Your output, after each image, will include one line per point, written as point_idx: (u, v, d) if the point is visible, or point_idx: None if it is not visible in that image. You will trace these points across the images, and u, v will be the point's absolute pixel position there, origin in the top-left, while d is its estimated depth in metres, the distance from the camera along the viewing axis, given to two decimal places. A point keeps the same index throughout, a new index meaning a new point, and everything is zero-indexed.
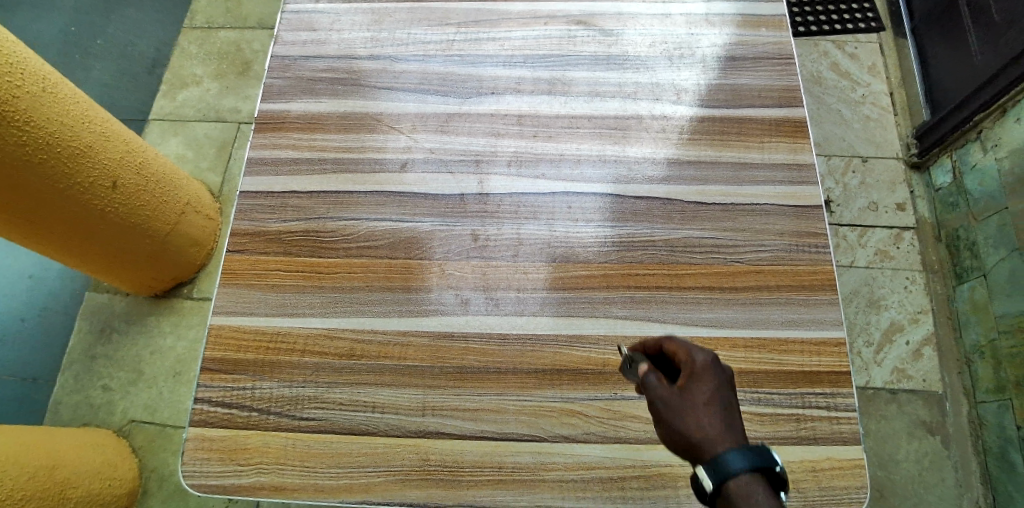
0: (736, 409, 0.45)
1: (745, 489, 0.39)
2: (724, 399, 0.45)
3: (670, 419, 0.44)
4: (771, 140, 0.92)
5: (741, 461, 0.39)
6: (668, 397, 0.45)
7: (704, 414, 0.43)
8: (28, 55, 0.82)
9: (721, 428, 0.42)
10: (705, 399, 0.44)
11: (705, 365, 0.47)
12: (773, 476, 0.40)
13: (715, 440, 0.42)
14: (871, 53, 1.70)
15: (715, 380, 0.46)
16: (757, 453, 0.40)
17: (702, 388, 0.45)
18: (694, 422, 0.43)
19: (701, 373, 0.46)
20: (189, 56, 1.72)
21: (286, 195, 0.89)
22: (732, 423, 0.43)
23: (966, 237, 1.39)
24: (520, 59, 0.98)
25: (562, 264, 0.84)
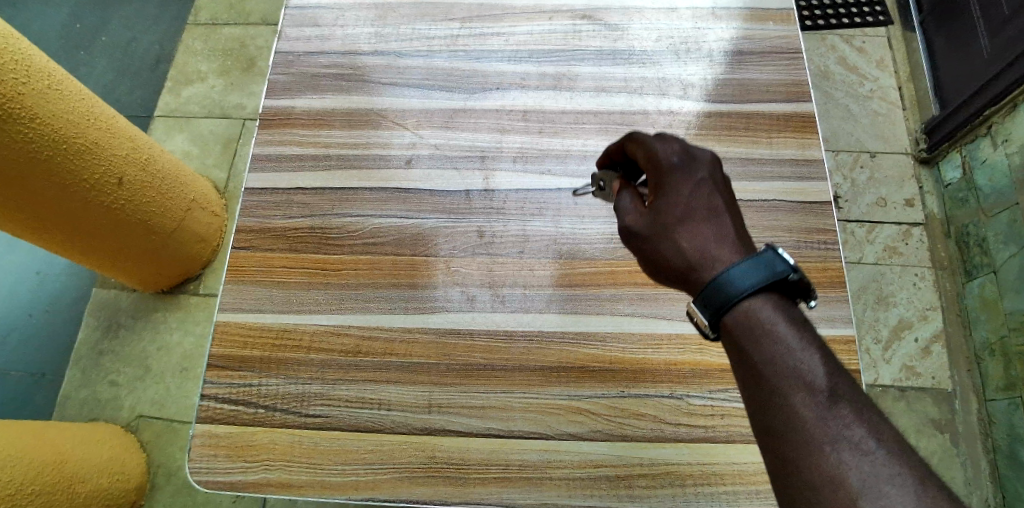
0: (718, 214, 0.54)
1: (751, 307, 0.48)
2: (701, 207, 0.54)
3: (651, 241, 0.55)
4: (779, 136, 0.91)
5: (745, 281, 0.47)
6: (644, 223, 0.56)
7: (682, 228, 0.54)
8: (33, 52, 0.82)
9: (698, 237, 0.53)
10: (680, 213, 0.54)
11: (676, 180, 0.56)
12: (780, 282, 0.48)
13: (692, 252, 0.52)
14: (880, 47, 1.68)
15: (687, 193, 0.55)
16: (760, 267, 0.48)
17: (675, 196, 0.55)
18: (672, 240, 0.54)
19: (673, 189, 0.56)
20: (193, 53, 1.72)
21: (291, 192, 0.89)
22: (710, 226, 0.53)
23: (975, 233, 1.38)
24: (525, 54, 0.97)
25: (569, 261, 0.84)
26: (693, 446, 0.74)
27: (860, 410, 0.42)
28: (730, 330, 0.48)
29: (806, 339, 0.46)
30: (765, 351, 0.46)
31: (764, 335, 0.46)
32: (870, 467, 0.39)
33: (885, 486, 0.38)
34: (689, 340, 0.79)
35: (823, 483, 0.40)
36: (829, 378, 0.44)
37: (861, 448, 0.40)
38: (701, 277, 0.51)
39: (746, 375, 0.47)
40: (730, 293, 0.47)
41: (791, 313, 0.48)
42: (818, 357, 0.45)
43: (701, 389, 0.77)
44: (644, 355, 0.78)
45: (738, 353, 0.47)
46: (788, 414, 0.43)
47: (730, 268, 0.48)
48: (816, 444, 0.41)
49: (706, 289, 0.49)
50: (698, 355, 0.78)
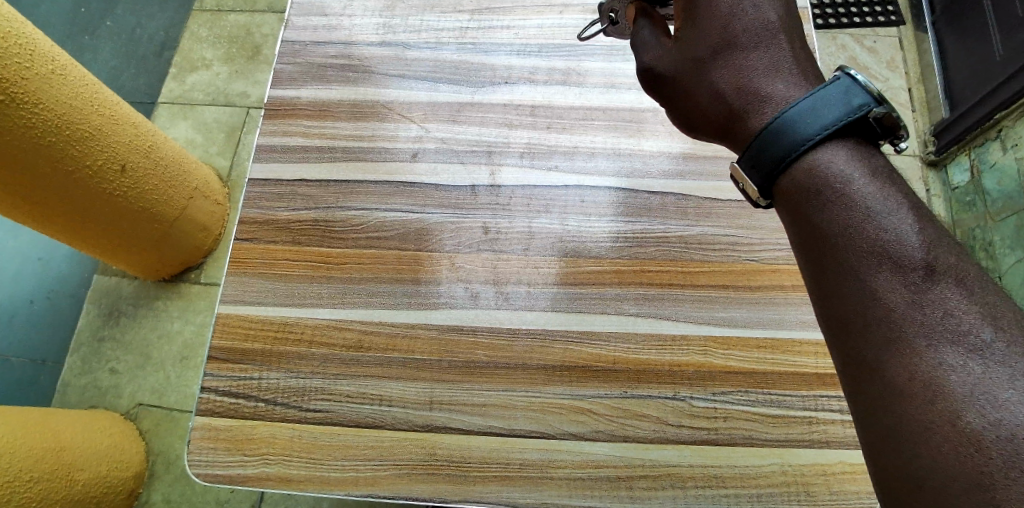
0: (757, 35, 0.54)
1: (822, 161, 0.46)
2: (740, 30, 0.55)
3: (683, 79, 0.58)
4: None
5: (811, 124, 0.46)
6: (674, 61, 0.58)
7: (718, 61, 0.55)
8: (38, 36, 0.81)
9: (737, 70, 0.54)
10: (715, 41, 0.55)
11: (708, 5, 0.56)
12: (857, 120, 0.46)
13: (731, 90, 0.54)
14: (890, 47, 1.66)
15: (720, 19, 0.55)
16: (832, 106, 0.46)
17: (706, 21, 0.56)
18: (707, 77, 0.56)
19: (706, 14, 0.56)
20: (199, 39, 1.71)
21: (295, 184, 0.88)
22: (750, 54, 0.54)
23: (982, 237, 1.36)
24: (534, 48, 0.96)
25: (573, 260, 0.83)
26: (696, 448, 0.74)
27: (964, 289, 0.40)
28: (797, 191, 0.47)
29: (894, 206, 0.44)
30: (845, 229, 0.44)
31: (843, 207, 0.44)
32: (979, 365, 0.37)
33: (1000, 386, 0.35)
34: (694, 341, 0.78)
35: (919, 380, 0.38)
36: (925, 253, 0.41)
37: (968, 343, 0.37)
38: (740, 115, 0.53)
39: (824, 249, 0.45)
40: (792, 139, 0.46)
41: (873, 174, 0.45)
42: (914, 231, 0.42)
43: (704, 391, 0.76)
44: (648, 356, 0.78)
45: (813, 225, 0.46)
46: (871, 294, 0.41)
47: (793, 108, 0.46)
48: (908, 337, 0.39)
49: (763, 135, 0.47)
50: (703, 357, 0.77)
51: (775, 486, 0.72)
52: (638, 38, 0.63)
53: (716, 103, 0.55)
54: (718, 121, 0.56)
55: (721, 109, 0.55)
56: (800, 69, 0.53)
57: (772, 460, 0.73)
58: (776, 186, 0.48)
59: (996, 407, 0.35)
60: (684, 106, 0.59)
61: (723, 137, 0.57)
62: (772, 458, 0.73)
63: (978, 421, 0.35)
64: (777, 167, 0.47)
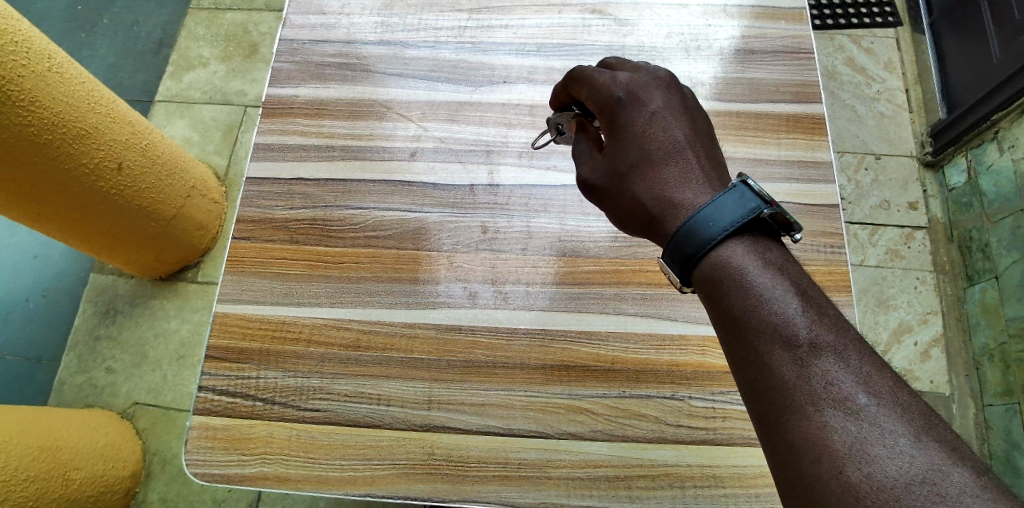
0: (669, 151, 0.55)
1: (723, 255, 0.48)
2: (655, 145, 0.56)
3: (610, 192, 0.58)
4: (787, 136, 0.90)
5: (712, 230, 0.48)
6: (602, 174, 0.59)
7: (636, 175, 0.56)
8: (34, 34, 0.80)
9: (654, 181, 0.55)
10: (634, 157, 0.57)
11: (626, 126, 0.58)
12: (751, 221, 0.48)
13: (650, 199, 0.55)
14: (888, 48, 1.66)
15: (637, 136, 0.57)
16: (728, 210, 0.48)
17: (624, 138, 0.58)
18: (629, 188, 0.56)
19: (623, 133, 0.58)
20: (195, 37, 1.70)
21: (293, 182, 0.88)
22: (666, 166, 0.55)
23: (978, 238, 1.37)
24: (533, 48, 0.96)
25: (572, 259, 0.83)
26: (694, 448, 0.74)
27: (844, 358, 0.42)
28: (705, 278, 0.48)
29: (784, 284, 0.46)
30: (744, 307, 0.46)
31: (739, 286, 0.46)
32: (856, 426, 0.38)
33: (873, 444, 0.37)
34: (693, 341, 0.78)
35: (806, 443, 0.39)
36: (811, 328, 0.43)
37: (845, 406, 0.39)
38: (662, 226, 0.54)
39: (725, 324, 0.47)
40: (697, 242, 0.48)
41: (767, 258, 0.48)
42: (801, 307, 0.45)
43: (703, 391, 0.76)
44: (647, 356, 0.78)
45: (716, 303, 0.47)
46: (764, 368, 0.43)
47: (695, 215, 0.49)
48: (796, 404, 0.41)
49: (673, 238, 0.49)
50: (701, 356, 0.77)
51: (774, 485, 0.72)
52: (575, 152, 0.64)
53: (640, 214, 0.55)
54: (645, 231, 0.56)
55: (644, 220, 0.55)
56: (710, 178, 0.54)
57: None
58: (691, 279, 0.50)
59: (869, 462, 0.36)
60: (616, 219, 0.59)
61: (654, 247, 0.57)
62: None
63: (857, 477, 0.36)
64: (688, 265, 0.49)
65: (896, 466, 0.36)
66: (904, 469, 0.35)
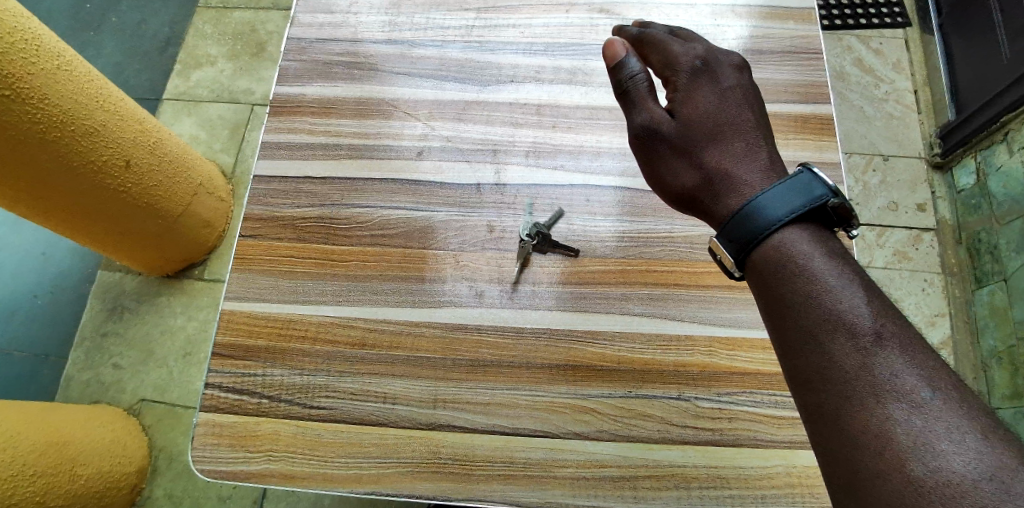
0: (739, 129, 0.59)
1: (783, 241, 0.49)
2: (727, 120, 0.59)
3: (676, 144, 0.59)
4: (794, 136, 0.89)
5: (777, 210, 0.49)
6: (672, 124, 0.59)
7: (707, 144, 0.58)
8: (44, 33, 0.81)
9: (724, 153, 0.58)
10: (707, 125, 0.59)
11: (702, 92, 0.61)
12: (816, 209, 0.49)
13: (717, 165, 0.57)
14: (897, 49, 1.65)
15: (713, 103, 0.60)
16: (794, 194, 0.49)
17: (700, 101, 0.60)
18: (698, 149, 0.58)
19: (697, 102, 0.60)
20: (203, 36, 1.71)
21: (300, 181, 0.88)
22: (735, 138, 0.58)
23: (987, 240, 1.36)
24: (540, 47, 0.96)
25: (578, 259, 0.83)
26: (699, 449, 0.73)
27: (908, 353, 0.42)
28: (765, 263, 0.49)
29: (847, 278, 0.46)
30: (805, 299, 0.46)
31: (801, 279, 0.47)
32: (921, 420, 0.38)
33: (938, 439, 0.37)
34: (699, 342, 0.78)
35: (869, 436, 0.39)
36: (875, 321, 0.44)
37: (909, 400, 0.39)
38: (724, 192, 0.56)
39: (784, 315, 0.47)
40: (760, 223, 0.49)
41: (830, 250, 0.48)
42: (865, 302, 0.45)
43: (710, 392, 0.76)
44: (653, 356, 0.77)
45: (776, 293, 0.48)
46: (826, 359, 0.43)
47: (760, 196, 0.50)
48: (858, 396, 0.41)
49: (737, 216, 0.50)
50: (707, 357, 0.77)
51: (779, 488, 0.72)
52: (633, 87, 0.61)
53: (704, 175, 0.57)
54: (699, 193, 0.58)
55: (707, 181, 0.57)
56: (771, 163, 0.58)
57: (777, 461, 0.73)
58: (744, 263, 0.50)
59: (935, 456, 0.36)
60: (668, 173, 0.59)
61: (697, 212, 0.59)
62: (777, 459, 0.73)
63: (922, 471, 0.36)
64: (749, 246, 0.50)
65: (963, 461, 0.35)
66: (971, 464, 0.35)
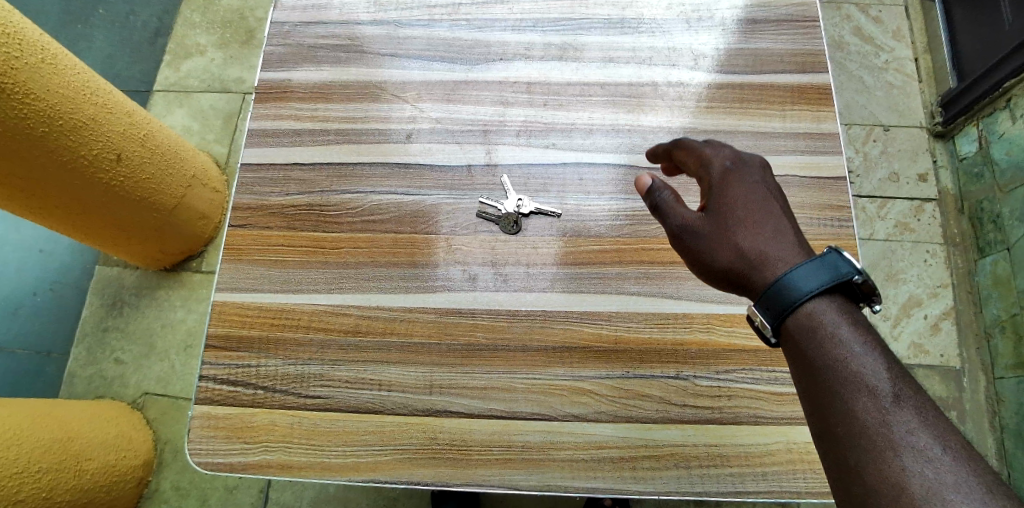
0: (773, 214, 0.55)
1: (813, 308, 0.47)
2: (760, 207, 0.56)
3: (705, 236, 0.56)
4: (792, 108, 0.87)
5: (808, 283, 0.48)
6: (699, 216, 0.57)
7: (740, 228, 0.55)
8: (25, 25, 0.79)
9: (760, 236, 0.54)
10: (739, 212, 0.56)
11: (728, 183, 0.58)
12: (844, 284, 0.48)
13: (749, 247, 0.53)
14: (897, 16, 1.61)
15: (742, 191, 0.57)
16: (825, 269, 0.48)
17: (732, 190, 0.58)
18: (728, 234, 0.55)
19: (727, 191, 0.58)
20: (191, 25, 1.67)
21: (288, 167, 0.87)
22: (767, 222, 0.55)
23: (990, 209, 1.35)
24: (530, 23, 0.93)
25: (573, 239, 0.81)
26: (699, 427, 0.73)
27: (924, 414, 0.41)
28: (794, 327, 0.47)
29: (868, 341, 0.46)
30: (827, 357, 0.45)
31: (825, 340, 0.46)
32: (934, 474, 0.37)
33: (950, 494, 0.36)
34: (697, 319, 0.77)
35: (883, 486, 0.39)
36: (893, 383, 0.43)
37: (924, 454, 0.39)
38: (759, 275, 0.52)
39: (806, 372, 0.46)
40: (792, 294, 0.48)
41: (854, 317, 0.47)
42: (883, 364, 0.44)
43: (708, 370, 0.75)
44: (651, 335, 0.76)
45: (799, 352, 0.47)
46: (844, 414, 0.43)
47: (791, 270, 0.49)
48: (875, 449, 0.40)
49: (770, 288, 0.49)
50: (706, 335, 0.76)
51: (781, 464, 0.71)
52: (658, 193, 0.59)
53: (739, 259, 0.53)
54: (736, 279, 0.53)
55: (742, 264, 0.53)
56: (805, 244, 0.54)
57: (778, 438, 0.72)
58: (779, 330, 0.49)
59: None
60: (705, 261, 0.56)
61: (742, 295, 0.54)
62: (777, 436, 0.72)
63: None
64: (783, 315, 0.48)
65: None
66: None
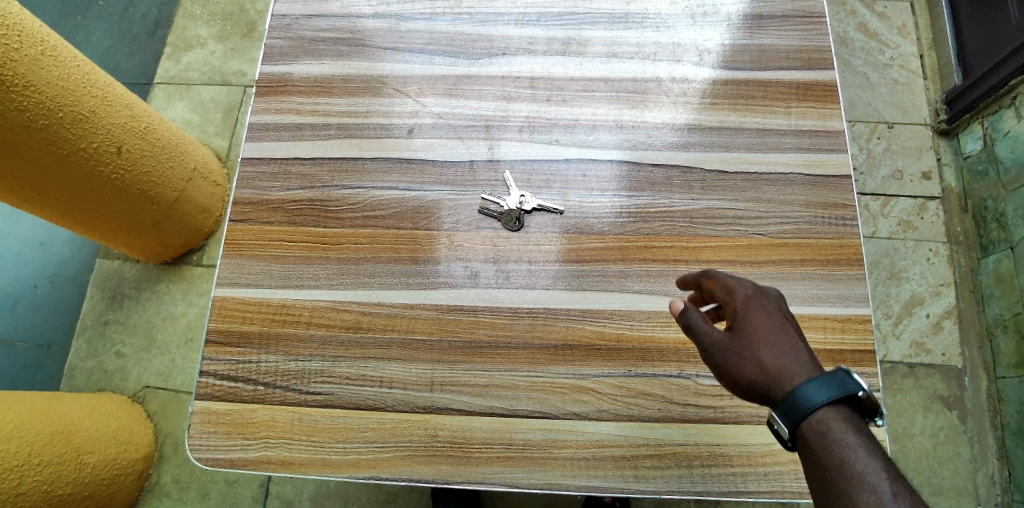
0: (794, 335, 0.54)
1: (823, 415, 0.46)
2: (783, 328, 0.54)
3: (726, 353, 0.54)
4: (797, 105, 0.87)
5: (820, 395, 0.46)
6: (720, 331, 0.55)
7: (767, 347, 0.52)
8: (24, 16, 0.78)
9: (785, 355, 0.52)
10: (765, 332, 0.54)
11: (750, 301, 0.56)
12: (853, 399, 0.47)
13: (774, 365, 0.51)
14: (902, 12, 1.60)
15: (764, 311, 0.55)
16: (835, 382, 0.47)
17: (755, 311, 0.56)
18: (753, 352, 0.52)
19: (751, 311, 0.56)
20: (191, 17, 1.66)
21: (289, 162, 0.86)
22: (790, 342, 0.53)
23: (993, 207, 1.34)
24: (533, 18, 0.92)
25: (576, 236, 0.81)
26: (701, 427, 0.72)
27: None
28: (804, 434, 0.46)
29: (873, 443, 0.44)
30: (829, 454, 0.44)
31: (829, 439, 0.45)
32: None
33: None
34: None
35: None
36: (894, 483, 0.41)
37: None
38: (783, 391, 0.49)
39: (812, 472, 0.45)
40: (804, 406, 0.47)
41: (861, 425, 0.46)
42: (887, 464, 0.43)
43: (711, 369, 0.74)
44: (653, 333, 0.76)
45: (807, 455, 0.45)
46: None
47: (802, 384, 0.48)
48: None
49: (784, 401, 0.48)
50: None
51: (782, 464, 0.71)
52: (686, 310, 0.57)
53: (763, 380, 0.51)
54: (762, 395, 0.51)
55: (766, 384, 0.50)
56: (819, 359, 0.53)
57: None
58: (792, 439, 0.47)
59: None
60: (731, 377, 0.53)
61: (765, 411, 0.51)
62: None
63: None
64: (794, 425, 0.47)
65: None
66: None
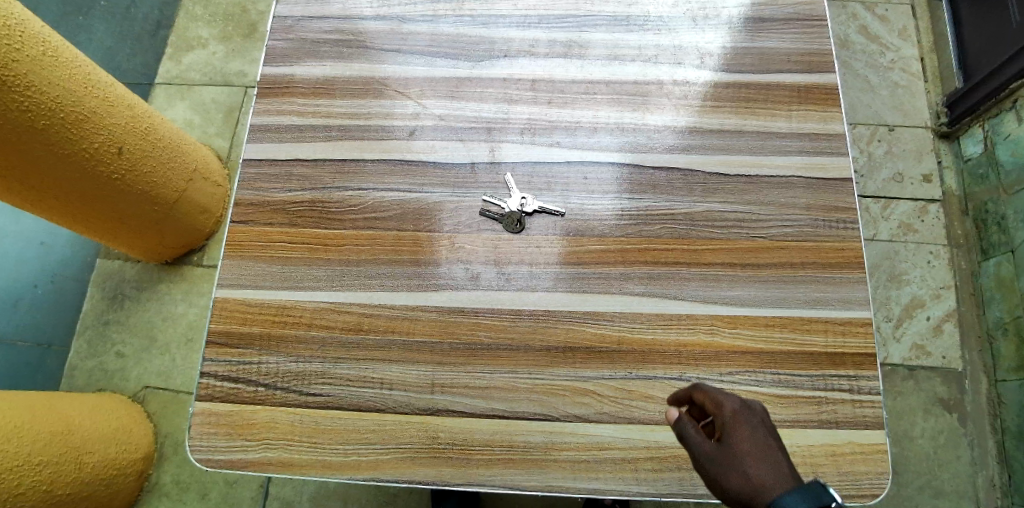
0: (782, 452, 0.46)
1: None
2: (770, 442, 0.46)
3: (710, 469, 0.46)
4: (799, 108, 0.87)
5: None
6: (709, 445, 0.48)
7: (751, 460, 0.45)
8: (27, 17, 0.78)
9: (770, 469, 0.43)
10: (751, 446, 0.46)
11: (738, 414, 0.49)
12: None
13: (755, 480, 0.43)
14: (903, 15, 1.60)
15: (752, 424, 0.48)
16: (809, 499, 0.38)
17: (743, 425, 0.48)
18: (737, 466, 0.45)
19: (737, 424, 0.48)
20: (193, 17, 1.67)
21: (290, 164, 0.86)
22: (776, 460, 0.45)
23: (994, 211, 1.34)
24: (534, 20, 0.93)
25: (576, 238, 0.81)
26: None
27: None
28: None
29: None
30: None
31: None
32: None
33: None
34: (701, 320, 0.76)
35: None
36: None
37: None
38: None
39: None
40: None
41: None
42: None
43: (711, 372, 0.75)
44: (654, 336, 0.76)
45: None
46: None
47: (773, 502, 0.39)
48: None
49: None
50: (710, 336, 0.76)
51: None
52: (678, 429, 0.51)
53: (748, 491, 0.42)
54: None
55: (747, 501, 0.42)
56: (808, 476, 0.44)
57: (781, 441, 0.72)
58: None
59: None
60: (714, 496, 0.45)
61: None
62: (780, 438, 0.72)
63: None
64: None
65: None
66: None
